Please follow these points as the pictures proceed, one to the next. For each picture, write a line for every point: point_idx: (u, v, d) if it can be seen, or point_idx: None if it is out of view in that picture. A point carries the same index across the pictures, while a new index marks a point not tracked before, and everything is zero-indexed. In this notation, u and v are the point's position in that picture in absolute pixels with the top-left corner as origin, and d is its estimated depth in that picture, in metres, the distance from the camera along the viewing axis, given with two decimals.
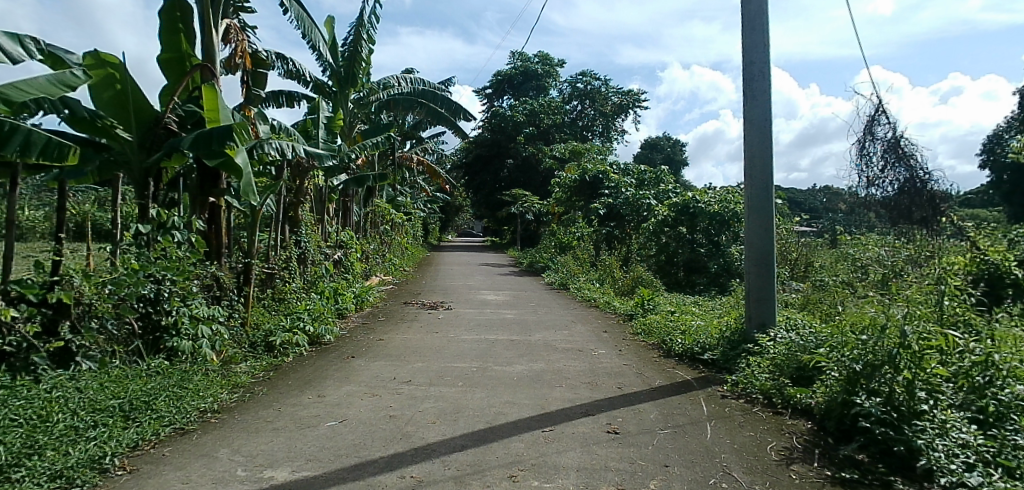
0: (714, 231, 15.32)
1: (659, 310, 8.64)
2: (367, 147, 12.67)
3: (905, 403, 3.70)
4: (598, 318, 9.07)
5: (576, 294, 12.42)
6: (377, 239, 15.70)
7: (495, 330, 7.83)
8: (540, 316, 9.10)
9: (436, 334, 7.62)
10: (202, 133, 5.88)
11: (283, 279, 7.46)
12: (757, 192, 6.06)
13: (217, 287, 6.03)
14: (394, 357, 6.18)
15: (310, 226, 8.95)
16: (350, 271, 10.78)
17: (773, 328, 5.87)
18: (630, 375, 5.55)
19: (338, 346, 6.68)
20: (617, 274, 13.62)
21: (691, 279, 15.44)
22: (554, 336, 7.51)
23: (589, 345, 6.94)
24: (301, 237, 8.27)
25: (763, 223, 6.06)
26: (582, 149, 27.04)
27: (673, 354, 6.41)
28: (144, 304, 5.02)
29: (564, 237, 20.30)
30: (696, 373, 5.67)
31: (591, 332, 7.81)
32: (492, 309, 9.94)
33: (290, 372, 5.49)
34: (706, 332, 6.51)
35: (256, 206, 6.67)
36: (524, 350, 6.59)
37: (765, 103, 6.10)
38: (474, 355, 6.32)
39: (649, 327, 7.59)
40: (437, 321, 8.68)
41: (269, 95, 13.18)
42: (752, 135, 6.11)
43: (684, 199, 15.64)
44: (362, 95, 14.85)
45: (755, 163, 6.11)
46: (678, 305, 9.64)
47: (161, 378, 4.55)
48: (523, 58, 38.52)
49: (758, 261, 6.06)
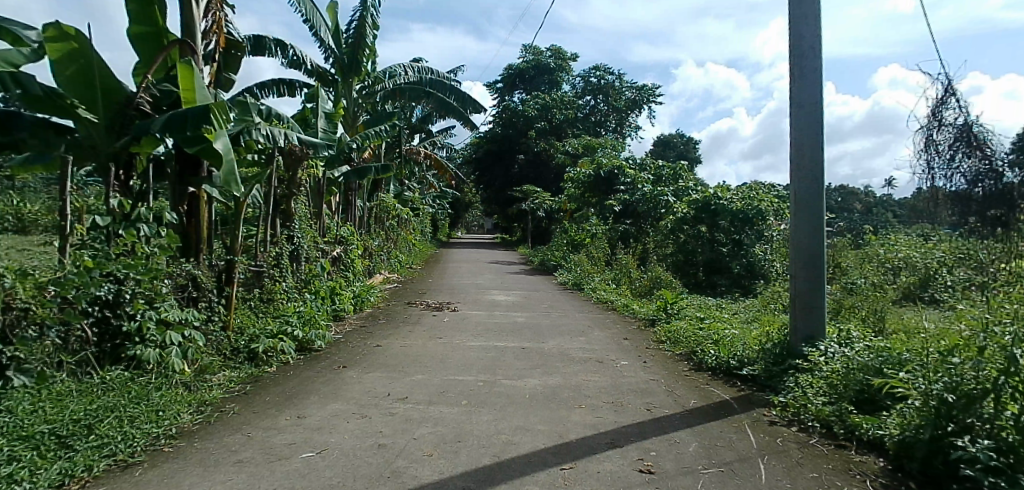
0: (737, 230, 14.56)
1: (684, 316, 7.89)
2: (369, 137, 12.03)
3: (1019, 443, 2.90)
4: (617, 322, 8.35)
5: (590, 295, 11.72)
6: (382, 236, 15.10)
7: (505, 336, 7.13)
8: (553, 320, 8.39)
9: (440, 339, 6.93)
10: (175, 114, 5.22)
11: (272, 278, 6.80)
12: (807, 183, 5.30)
13: (193, 287, 5.37)
14: (391, 367, 5.51)
15: (306, 221, 8.30)
16: (350, 269, 10.15)
17: (823, 341, 5.08)
18: (659, 393, 4.83)
19: (330, 354, 6.01)
20: (634, 274, 12.87)
21: (711, 280, 14.65)
22: (570, 343, 6.80)
23: (609, 355, 6.23)
24: (294, 232, 7.60)
25: (813, 219, 5.28)
26: (595, 144, 26.26)
27: (705, 368, 5.67)
28: (99, 307, 4.39)
29: (577, 235, 19.58)
30: (734, 391, 4.94)
31: (610, 339, 7.09)
32: (502, 311, 9.27)
33: (270, 385, 4.82)
34: (743, 343, 5.76)
35: (240, 198, 6.05)
36: (537, 360, 5.89)
37: (816, 84, 5.32)
38: (481, 365, 5.62)
39: (675, 335, 6.85)
40: (442, 324, 8.01)
41: (269, 84, 12.60)
42: (801, 120, 5.33)
43: (705, 195, 14.84)
44: (366, 85, 14.21)
45: (803, 152, 5.34)
46: (703, 310, 8.88)
47: (115, 394, 3.90)
48: (535, 52, 37.76)
49: (805, 263, 5.28)
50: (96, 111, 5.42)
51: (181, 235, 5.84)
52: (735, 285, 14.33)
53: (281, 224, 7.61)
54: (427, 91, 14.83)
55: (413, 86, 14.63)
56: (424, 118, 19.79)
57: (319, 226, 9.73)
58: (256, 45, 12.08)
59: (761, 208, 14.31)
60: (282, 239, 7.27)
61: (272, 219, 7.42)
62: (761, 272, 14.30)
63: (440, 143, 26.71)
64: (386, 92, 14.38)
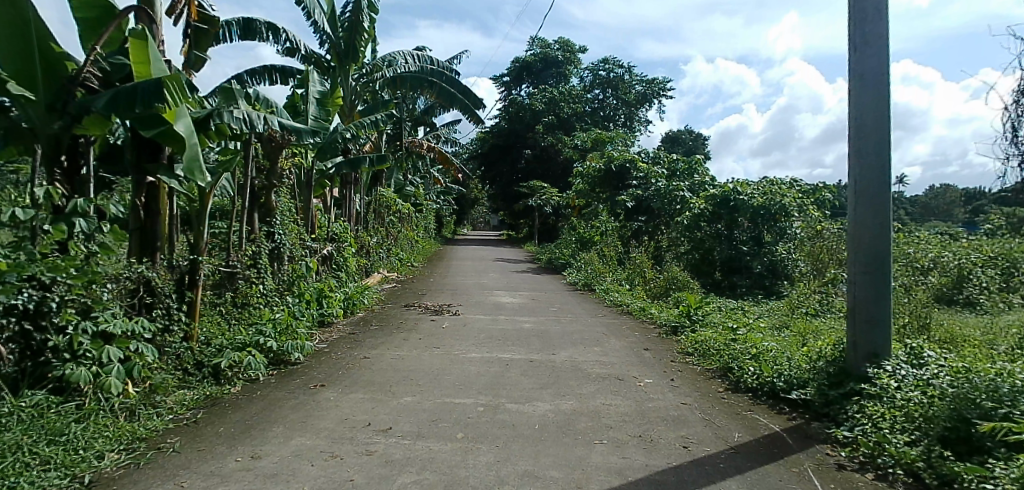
0: (758, 227, 13.75)
1: (710, 324, 7.06)
2: (365, 126, 11.25)
3: None
4: (634, 329, 7.53)
5: (603, 296, 10.91)
6: (381, 232, 14.34)
7: (510, 345, 6.32)
8: (563, 326, 7.56)
9: (437, 350, 6.13)
10: (122, 89, 4.44)
11: (248, 280, 6.04)
12: (871, 173, 4.44)
13: (145, 291, 4.62)
14: (377, 385, 4.71)
15: (291, 217, 7.53)
16: (343, 268, 9.39)
17: (891, 361, 4.26)
18: (695, 423, 4.00)
19: (309, 368, 5.22)
20: (649, 274, 12.05)
21: (730, 281, 13.83)
22: (584, 355, 5.98)
23: (630, 370, 5.41)
24: (275, 229, 6.80)
25: (879, 213, 4.43)
26: (605, 138, 25.41)
27: (744, 389, 4.83)
28: (22, 318, 3.60)
29: (586, 232, 18.78)
30: (784, 421, 4.13)
31: (629, 351, 6.25)
32: (507, 315, 8.48)
33: (227, 411, 4.03)
34: (789, 360, 4.91)
35: (205, 189, 5.29)
36: (547, 377, 5.06)
37: (882, 53, 4.44)
38: (482, 384, 4.81)
39: (704, 346, 6.02)
40: (441, 330, 7.22)
41: (261, 71, 11.84)
42: (864, 96, 4.47)
43: (723, 190, 14.01)
44: (364, 72, 13.34)
45: (866, 134, 4.47)
46: (729, 316, 8.04)
47: (20, 430, 3.10)
48: (543, 44, 36.84)
49: (867, 266, 4.44)
50: (34, 89, 4.63)
51: (138, 231, 5.05)
52: (756, 285, 13.48)
53: (260, 218, 6.85)
54: (430, 79, 13.98)
55: (414, 74, 13.77)
56: (427, 110, 18.97)
57: (308, 222, 8.96)
58: (247, 29, 11.28)
59: (784, 203, 13.47)
60: (260, 235, 6.49)
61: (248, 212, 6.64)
62: (783, 273, 13.46)
63: (444, 137, 25.96)
64: (386, 81, 13.55)
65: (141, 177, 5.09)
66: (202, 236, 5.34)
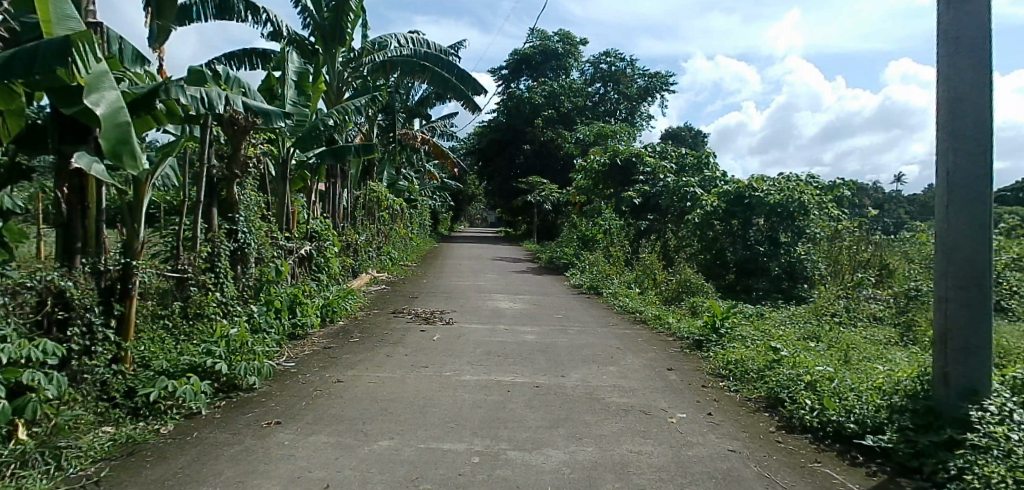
0: (775, 227, 12.98)
1: (741, 338, 6.16)
2: (349, 112, 10.32)
3: None
4: (652, 343, 6.62)
5: (610, 301, 10.03)
6: (371, 230, 13.42)
7: (511, 365, 5.39)
8: (572, 340, 6.62)
9: (425, 369, 5.21)
10: (19, 49, 3.57)
11: (201, 286, 5.15)
12: (968, 163, 3.52)
13: (57, 304, 3.69)
14: (347, 423, 3.77)
15: (260, 212, 6.57)
16: (324, 271, 8.47)
17: (996, 400, 3.34)
18: (754, 484, 3.06)
19: (268, 397, 4.28)
20: (659, 276, 11.18)
21: (745, 284, 13.04)
22: (599, 378, 5.06)
23: (657, 399, 4.47)
24: (238, 226, 5.83)
25: (979, 212, 3.50)
26: (608, 131, 24.50)
27: (799, 430, 3.92)
28: None
29: (588, 230, 17.87)
30: (864, 477, 3.21)
31: (651, 372, 5.33)
32: (506, 324, 7.58)
33: (143, 467, 3.06)
34: (857, 394, 3.98)
35: (142, 176, 4.27)
36: (558, 411, 4.13)
37: (984, 7, 3.51)
38: (478, 422, 3.87)
39: (741, 370, 5.10)
40: (431, 343, 6.28)
41: (240, 54, 10.92)
42: (961, 64, 3.54)
43: (737, 186, 13.19)
44: (351, 57, 12.31)
45: (962, 112, 3.55)
46: (758, 329, 7.12)
47: None
48: (543, 36, 35.90)
49: (964, 279, 3.51)
50: None
51: (59, 228, 4.04)
52: (773, 289, 12.69)
53: (220, 214, 5.79)
54: (422, 63, 12.89)
55: (406, 58, 12.77)
56: (421, 101, 17.98)
57: (284, 219, 8.02)
58: (223, 6, 10.31)
59: (802, 201, 12.64)
60: (220, 233, 5.53)
61: (205, 206, 5.58)
62: (803, 275, 12.62)
63: (441, 130, 25.02)
64: (376, 66, 12.56)
65: (65, 162, 4.06)
66: (138, 234, 4.31)
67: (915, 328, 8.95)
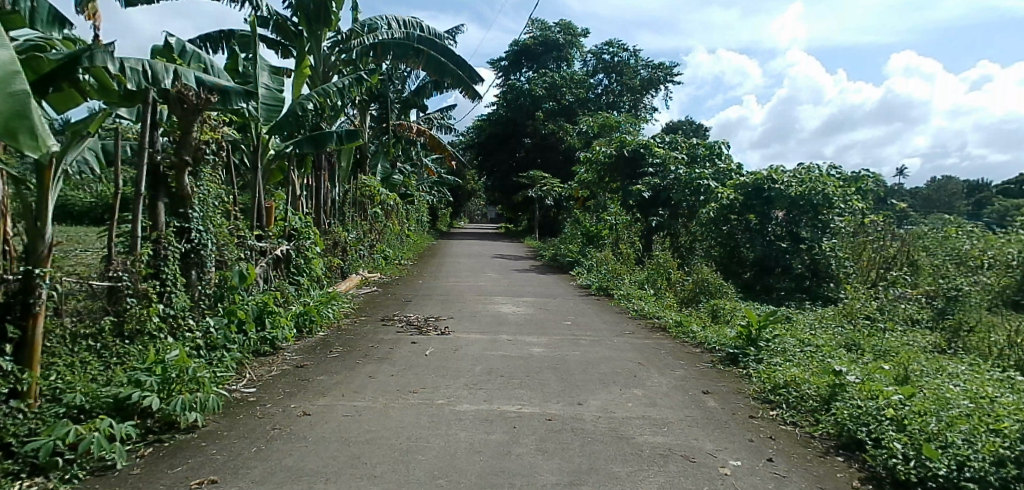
0: (797, 221, 12.09)
1: (785, 354, 5.28)
2: (330, 93, 9.58)
3: None
4: (678, 357, 5.73)
5: (623, 304, 9.15)
6: (363, 227, 12.53)
7: (516, 389, 4.48)
8: (585, 354, 5.71)
9: (412, 396, 4.30)
10: None
11: (142, 296, 4.25)
12: None
13: None
14: (304, 482, 2.85)
15: (222, 207, 5.62)
16: (305, 273, 7.58)
17: None
18: None
19: (211, 443, 3.36)
20: (675, 276, 10.31)
21: (764, 283, 12.21)
22: (625, 406, 4.17)
23: (703, 439, 3.56)
24: (193, 223, 4.87)
25: None
26: (613, 123, 23.56)
27: (892, 485, 3.01)
28: None
29: (593, 226, 17.01)
30: None
31: (685, 398, 4.42)
32: (509, 333, 6.69)
33: None
34: (969, 438, 3.06)
35: (44, 160, 3.40)
36: (579, 458, 3.22)
37: None
38: (475, 477, 2.96)
39: (802, 399, 4.20)
40: (421, 359, 5.38)
41: (220, 34, 10.06)
42: None
43: (755, 178, 12.25)
44: (339, 40, 11.52)
45: None
46: (799, 339, 6.23)
47: None
48: (543, 27, 34.91)
49: None
50: None
51: None
52: (795, 289, 11.80)
53: (169, 209, 4.79)
54: (416, 46, 11.92)
55: (399, 41, 11.71)
56: (418, 90, 17.04)
57: (259, 215, 7.02)
58: None
59: (826, 193, 11.73)
60: (169, 232, 4.58)
61: (150, 200, 4.60)
62: (828, 274, 11.74)
63: (438, 122, 24.14)
64: (365, 49, 11.59)
65: None
66: (43, 235, 3.39)
67: (961, 335, 8.10)
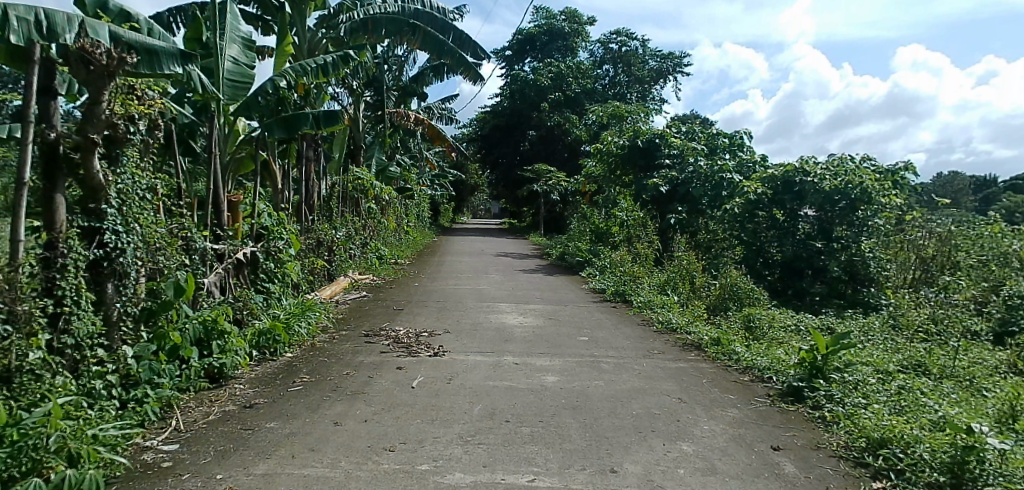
0: (833, 217, 10.88)
1: (868, 395, 4.14)
2: (311, 72, 8.29)
3: None
4: (726, 391, 4.60)
5: (644, 314, 8.02)
6: (353, 223, 11.42)
7: (526, 446, 3.37)
8: (610, 386, 4.58)
9: (387, 456, 3.19)
10: None
11: (25, 325, 3.02)
12: None
13: None
14: None
15: (157, 200, 4.50)
16: (275, 280, 6.48)
17: None
18: None
19: None
20: (699, 281, 9.17)
21: (795, 287, 11.12)
22: (676, 474, 3.05)
23: None
24: (106, 222, 3.73)
25: None
26: (623, 112, 22.19)
27: None
28: None
29: (603, 223, 15.86)
30: None
31: (752, 459, 3.31)
32: (515, 354, 5.57)
33: None
34: None
35: None
36: None
37: None
38: None
39: (917, 467, 3.06)
40: (406, 394, 4.27)
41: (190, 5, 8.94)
42: None
43: (785, 170, 11.07)
44: (326, 15, 10.40)
45: None
46: (866, 365, 5.10)
47: None
48: (548, 15, 33.68)
49: None
50: None
51: None
52: (831, 294, 10.84)
53: (77, 204, 3.68)
54: (411, 22, 10.73)
55: (392, 17, 10.57)
56: (416, 77, 15.89)
57: (215, 211, 5.89)
58: None
59: (865, 187, 10.54)
60: (71, 233, 3.45)
61: (43, 191, 3.47)
62: (867, 277, 10.70)
63: (438, 113, 22.99)
64: (355, 25, 10.45)
65: None
66: None
67: None
